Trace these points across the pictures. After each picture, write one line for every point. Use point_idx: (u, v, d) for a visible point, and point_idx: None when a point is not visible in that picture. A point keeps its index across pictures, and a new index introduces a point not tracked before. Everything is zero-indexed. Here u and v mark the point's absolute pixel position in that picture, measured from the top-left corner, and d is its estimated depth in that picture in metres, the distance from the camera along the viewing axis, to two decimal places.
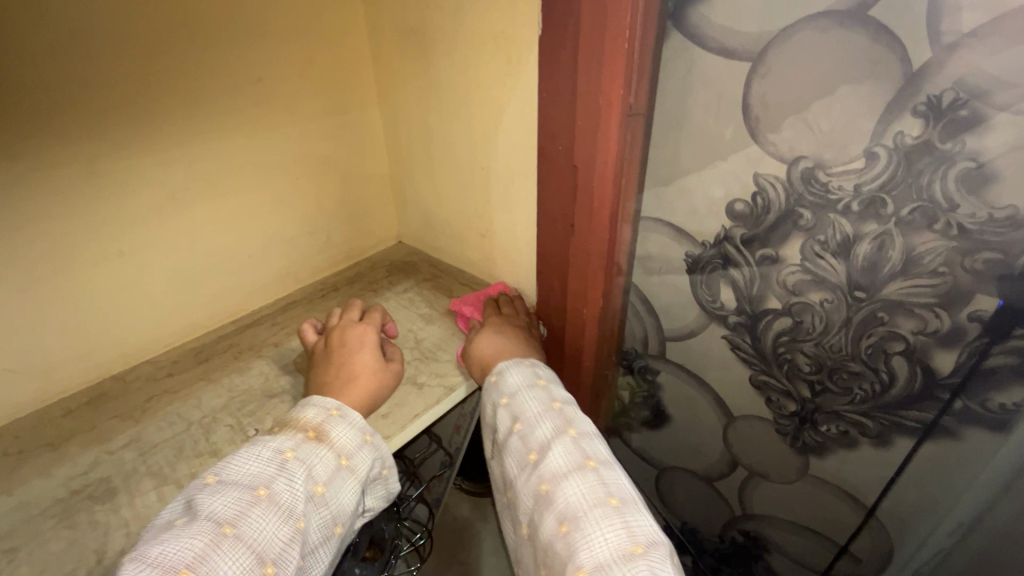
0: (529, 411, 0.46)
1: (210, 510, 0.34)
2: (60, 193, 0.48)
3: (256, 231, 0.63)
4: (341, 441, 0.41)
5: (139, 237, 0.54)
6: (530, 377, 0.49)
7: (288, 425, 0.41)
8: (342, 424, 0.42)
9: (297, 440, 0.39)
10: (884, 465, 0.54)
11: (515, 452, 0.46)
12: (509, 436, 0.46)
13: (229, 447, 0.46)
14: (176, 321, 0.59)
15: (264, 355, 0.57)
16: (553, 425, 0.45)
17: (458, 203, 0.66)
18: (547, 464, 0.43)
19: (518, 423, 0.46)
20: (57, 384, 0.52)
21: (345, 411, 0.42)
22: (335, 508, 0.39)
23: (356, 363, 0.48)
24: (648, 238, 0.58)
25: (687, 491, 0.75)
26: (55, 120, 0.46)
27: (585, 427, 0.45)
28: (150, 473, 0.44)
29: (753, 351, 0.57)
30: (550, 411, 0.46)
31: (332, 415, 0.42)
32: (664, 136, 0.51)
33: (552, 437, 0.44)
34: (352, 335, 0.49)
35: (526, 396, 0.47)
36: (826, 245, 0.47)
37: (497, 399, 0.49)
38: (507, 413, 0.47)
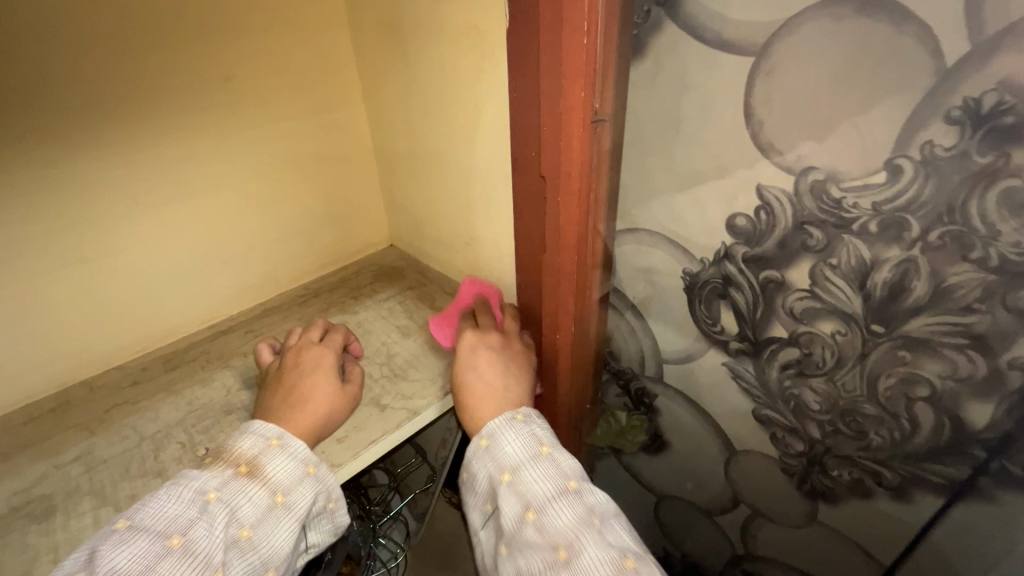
0: (539, 494, 0.43)
1: (111, 565, 0.32)
2: (17, 200, 0.47)
3: (233, 236, 0.60)
4: (277, 476, 0.39)
5: (105, 243, 0.52)
6: (531, 446, 0.45)
7: (221, 457, 0.39)
8: (283, 456, 0.40)
9: (225, 478, 0.38)
10: (903, 521, 0.47)
11: (531, 545, 0.41)
12: (524, 526, 0.42)
13: (175, 467, 0.44)
14: (147, 328, 0.58)
15: (230, 366, 0.55)
16: (573, 511, 0.41)
17: (442, 210, 0.62)
18: (583, 565, 0.38)
19: (531, 509, 0.42)
20: (21, 391, 0.52)
21: (288, 439, 0.41)
22: (265, 552, 0.37)
23: (310, 385, 0.46)
24: (641, 252, 0.52)
25: (688, 522, 0.70)
26: (9, 124, 0.45)
27: (606, 511, 0.42)
28: (93, 493, 0.42)
29: (756, 382, 0.51)
30: (567, 494, 0.42)
31: (271, 446, 0.40)
32: (657, 140, 0.45)
33: (576, 527, 0.40)
34: (307, 357, 0.48)
35: (531, 473, 0.44)
36: (839, 270, 0.41)
37: (499, 475, 0.45)
38: (515, 497, 0.43)
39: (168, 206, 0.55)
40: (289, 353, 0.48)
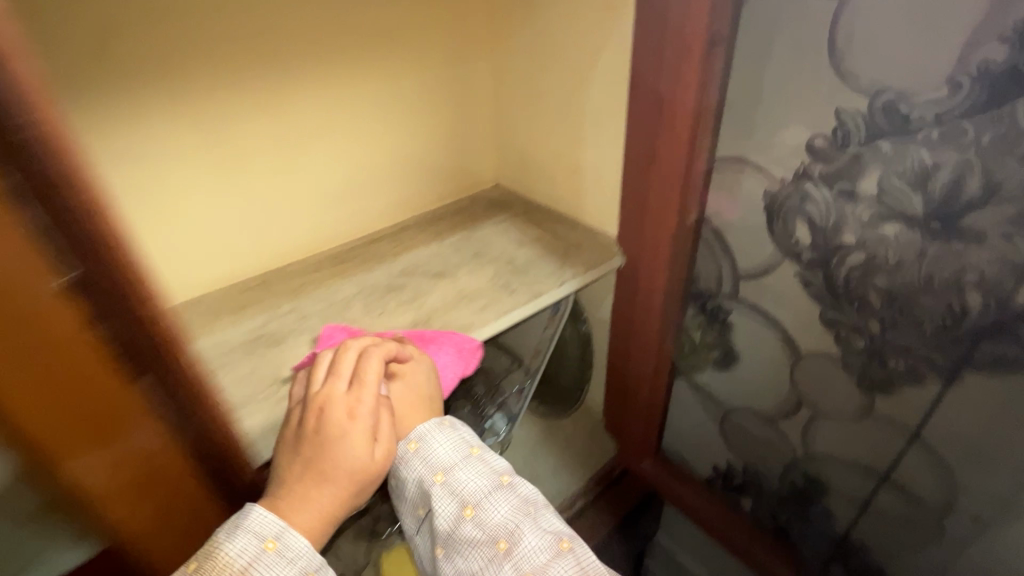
0: (475, 490, 0.46)
1: None
2: (257, 119, 0.62)
3: (386, 163, 0.75)
4: None
5: (304, 159, 0.67)
6: (462, 449, 0.48)
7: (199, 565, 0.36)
8: (275, 564, 0.39)
9: None
10: (953, 404, 0.55)
11: (471, 541, 0.44)
12: (460, 522, 0.45)
13: (364, 318, 0.60)
14: (321, 233, 0.73)
15: (384, 262, 0.70)
16: (508, 502, 0.45)
17: (553, 145, 0.75)
18: (520, 550, 0.43)
19: (469, 506, 0.45)
20: (239, 269, 0.68)
21: (285, 539, 0.40)
22: None
23: (331, 459, 0.43)
24: (729, 177, 0.63)
25: (753, 434, 0.79)
26: (257, 61, 0.60)
27: (536, 499, 0.47)
28: (308, 331, 0.58)
29: (825, 287, 0.60)
30: (499, 488, 0.46)
31: (268, 551, 0.39)
32: (750, 74, 0.56)
33: (512, 517, 0.44)
34: (332, 420, 0.44)
35: (464, 472, 0.47)
36: (904, 177, 0.50)
37: (431, 476, 0.47)
38: (451, 495, 0.46)
39: (347, 133, 0.70)
40: (317, 404, 0.45)
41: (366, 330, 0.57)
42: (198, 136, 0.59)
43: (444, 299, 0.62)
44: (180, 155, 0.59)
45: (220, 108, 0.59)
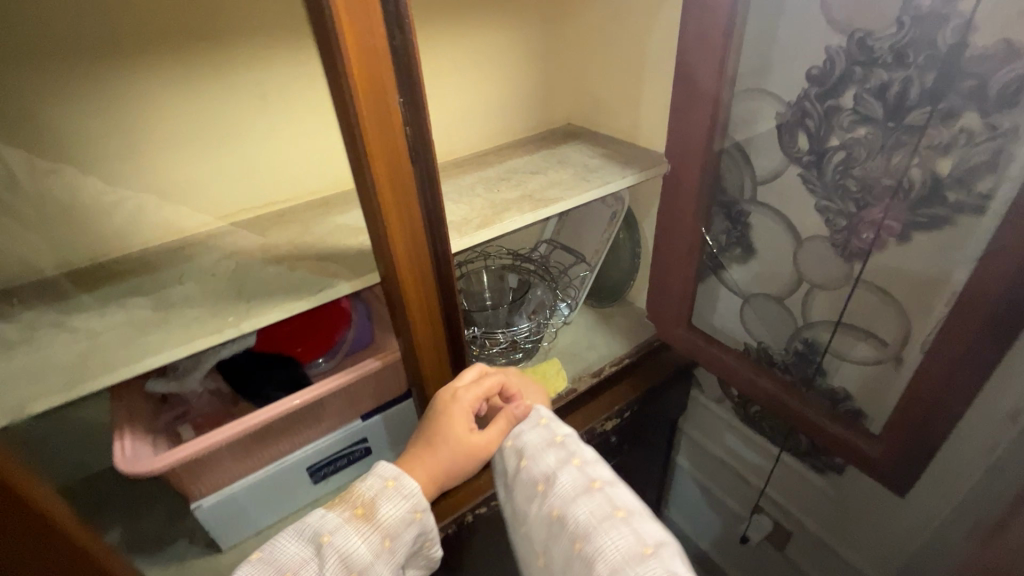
0: (533, 447, 0.67)
1: (282, 560, 0.55)
2: (428, 53, 0.91)
3: (492, 96, 1.02)
4: (386, 517, 0.59)
5: (445, 88, 0.96)
6: (534, 422, 0.70)
7: (352, 494, 0.60)
8: (393, 497, 0.60)
9: (346, 518, 0.58)
10: (905, 260, 0.77)
11: (525, 484, 0.65)
12: (519, 471, 0.66)
13: (486, 193, 0.86)
14: (446, 146, 1.01)
15: (491, 166, 0.96)
16: (557, 455, 0.65)
17: (617, 84, 1.00)
18: (558, 488, 0.61)
19: (525, 459, 0.66)
20: None
21: (400, 479, 0.62)
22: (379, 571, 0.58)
23: (438, 430, 0.68)
24: (751, 103, 0.86)
25: (765, 315, 1.01)
26: (430, 12, 0.89)
27: (586, 456, 0.65)
28: (450, 199, 0.85)
29: (818, 182, 0.83)
30: (552, 449, 0.66)
31: (387, 487, 0.61)
32: (767, 24, 0.80)
33: (557, 466, 0.63)
34: (444, 400, 0.70)
35: (530, 437, 0.68)
36: (870, 91, 0.72)
37: (506, 442, 0.69)
38: (516, 453, 0.67)
39: (473, 71, 0.98)
40: (445, 392, 0.72)
41: (490, 198, 0.84)
42: (438, 35, 0.91)
43: (540, 184, 0.88)
44: (436, 40, 0.91)
45: (459, 18, 0.92)
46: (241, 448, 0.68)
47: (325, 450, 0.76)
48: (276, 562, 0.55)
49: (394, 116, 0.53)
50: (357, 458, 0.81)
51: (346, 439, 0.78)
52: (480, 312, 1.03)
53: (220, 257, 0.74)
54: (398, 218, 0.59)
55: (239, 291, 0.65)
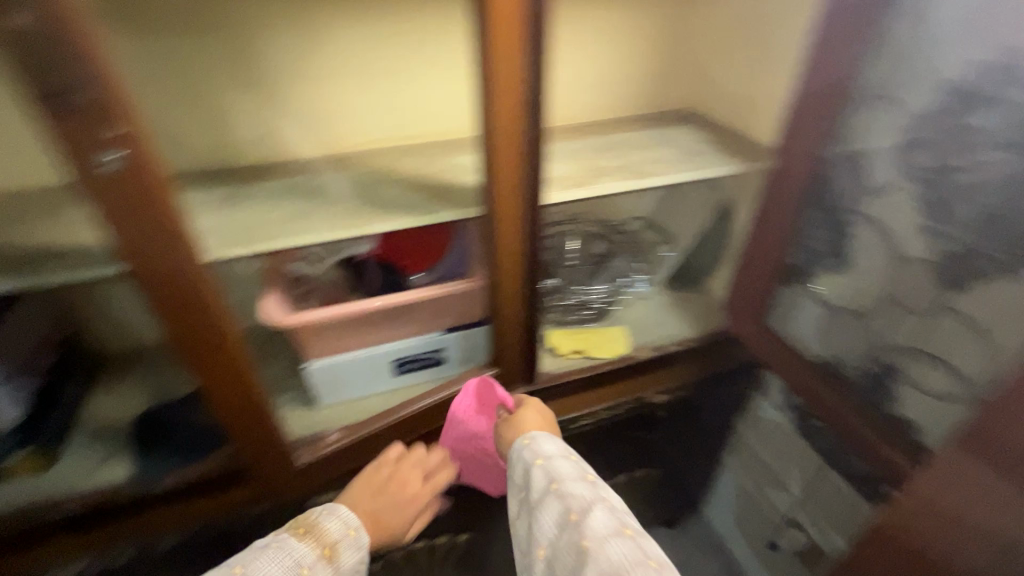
0: (566, 474, 0.68)
1: None
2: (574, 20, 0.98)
3: (623, 68, 1.06)
4: (344, 562, 0.63)
5: (582, 54, 1.02)
6: (565, 454, 0.72)
7: (316, 531, 0.62)
8: (354, 544, 0.64)
9: (314, 555, 0.60)
10: (1005, 296, 0.72)
11: (552, 509, 0.65)
12: (548, 492, 0.67)
13: (593, 159, 0.93)
14: (570, 111, 1.07)
15: (604, 136, 1.02)
16: (588, 490, 0.66)
17: (749, 74, 1.01)
18: (589, 522, 0.61)
19: (557, 483, 0.67)
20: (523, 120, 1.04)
21: (359, 533, 0.66)
22: None
23: (388, 516, 0.74)
24: (878, 111, 0.84)
25: (848, 330, 0.99)
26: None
27: (615, 503, 0.65)
28: (560, 158, 0.93)
29: (932, 201, 0.79)
30: (583, 483, 0.67)
31: (351, 534, 0.65)
32: (917, 30, 0.77)
33: (590, 500, 0.64)
34: (405, 491, 0.78)
35: (562, 465, 0.69)
36: (1005, 114, 0.67)
37: (536, 459, 0.71)
38: (547, 475, 0.68)
39: (610, 43, 1.03)
40: (408, 477, 0.80)
41: (594, 164, 0.91)
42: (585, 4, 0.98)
43: (640, 158, 0.93)
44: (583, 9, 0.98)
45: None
46: (348, 328, 0.85)
47: (408, 349, 0.90)
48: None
49: (519, 73, 0.61)
50: (431, 364, 0.94)
51: (428, 344, 0.91)
52: (566, 264, 1.09)
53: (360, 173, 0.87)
54: (506, 161, 0.67)
55: (368, 202, 0.79)
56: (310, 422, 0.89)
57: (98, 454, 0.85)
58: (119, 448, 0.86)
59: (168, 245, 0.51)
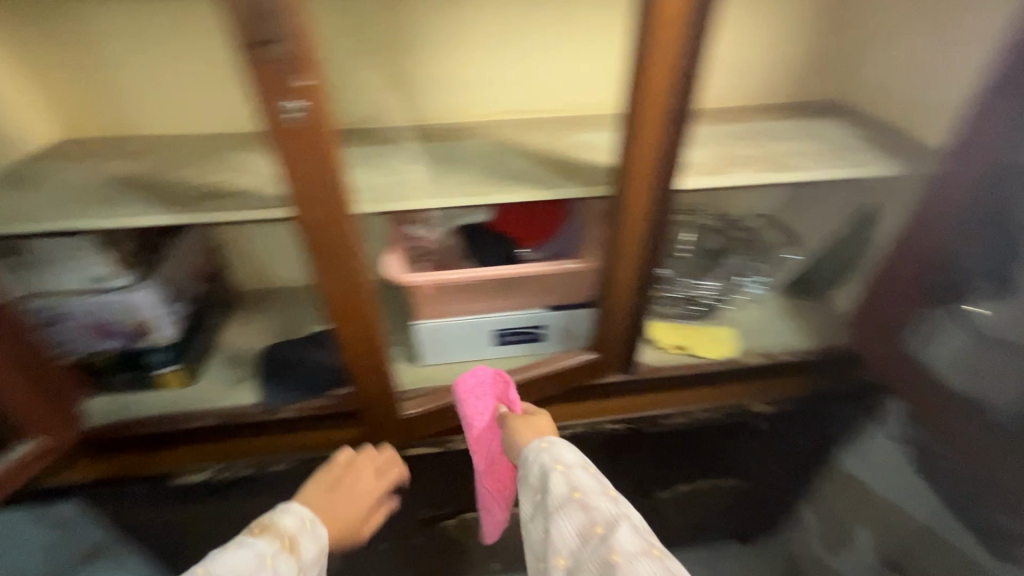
0: (587, 484, 0.57)
1: None
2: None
3: (785, 47, 0.95)
4: (306, 555, 0.54)
5: (741, 29, 0.92)
6: (582, 460, 0.61)
7: (273, 528, 0.54)
8: (315, 535, 0.56)
9: (275, 550, 0.52)
10: None
11: (570, 521, 0.55)
12: (566, 502, 0.56)
13: (734, 144, 0.86)
14: (722, 91, 0.98)
15: (749, 121, 0.94)
16: (611, 503, 0.55)
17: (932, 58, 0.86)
18: (616, 537, 0.51)
19: (578, 491, 0.57)
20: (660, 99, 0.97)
21: (315, 523, 0.58)
22: None
23: (348, 510, 0.66)
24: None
25: (999, 368, 0.84)
26: None
27: (642, 520, 0.55)
28: (700, 139, 0.87)
29: None
30: (607, 495, 0.56)
31: (305, 526, 0.56)
32: None
33: (615, 514, 0.54)
34: (362, 483, 0.70)
35: (580, 474, 0.58)
36: None
37: (552, 463, 0.60)
38: (565, 482, 0.57)
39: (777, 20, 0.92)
40: (359, 475, 0.71)
41: (735, 151, 0.84)
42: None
43: (783, 150, 0.85)
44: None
45: None
46: (461, 293, 0.87)
47: (510, 321, 0.91)
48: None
49: (677, 56, 0.58)
50: (530, 340, 0.95)
51: (530, 319, 0.91)
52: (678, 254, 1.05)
53: (488, 141, 0.87)
54: (647, 147, 0.65)
55: (494, 170, 0.79)
56: (414, 376, 0.94)
57: (229, 375, 0.95)
58: (247, 374, 0.96)
59: (324, 194, 0.53)
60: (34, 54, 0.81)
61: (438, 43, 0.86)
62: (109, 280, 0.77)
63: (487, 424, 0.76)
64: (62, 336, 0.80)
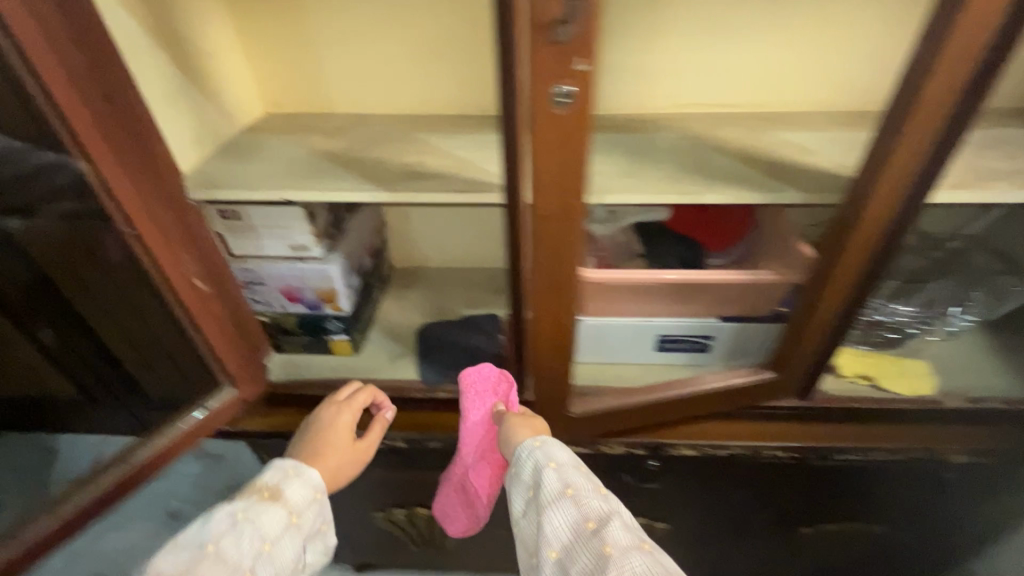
0: (580, 482, 0.60)
1: (189, 550, 0.59)
2: None
3: None
4: (290, 497, 0.67)
5: None
6: (573, 461, 0.64)
7: (254, 486, 0.67)
8: (296, 481, 0.69)
9: (252, 502, 0.65)
10: None
11: (564, 516, 0.58)
12: (559, 498, 0.59)
13: (986, 156, 0.73)
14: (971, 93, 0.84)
15: (997, 129, 0.80)
16: (601, 501, 0.58)
17: None
18: (608, 531, 0.55)
19: (570, 488, 0.60)
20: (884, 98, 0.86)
21: (298, 469, 0.70)
22: (281, 558, 0.64)
23: (327, 441, 0.76)
24: None
25: None
26: None
27: (630, 517, 0.58)
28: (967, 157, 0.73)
29: None
30: (599, 493, 0.60)
31: (286, 475, 0.69)
32: None
33: (606, 511, 0.57)
34: (330, 415, 0.79)
35: (573, 473, 0.61)
36: None
37: (546, 462, 0.63)
38: (559, 481, 0.61)
39: None
40: (326, 410, 0.80)
41: (991, 164, 0.71)
42: None
43: None
44: None
45: None
46: (635, 295, 0.83)
47: (680, 327, 0.86)
48: (226, 560, 0.59)
49: (977, 46, 0.49)
50: (694, 349, 0.89)
51: (702, 328, 0.86)
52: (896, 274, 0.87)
53: (682, 135, 0.81)
54: (907, 150, 0.56)
55: (695, 167, 0.74)
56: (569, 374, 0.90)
57: (388, 348, 0.99)
58: (404, 350, 0.99)
59: (570, 184, 0.50)
60: (256, 31, 0.86)
61: (639, 27, 0.82)
62: (307, 249, 0.82)
63: (480, 420, 0.77)
64: (256, 297, 0.88)
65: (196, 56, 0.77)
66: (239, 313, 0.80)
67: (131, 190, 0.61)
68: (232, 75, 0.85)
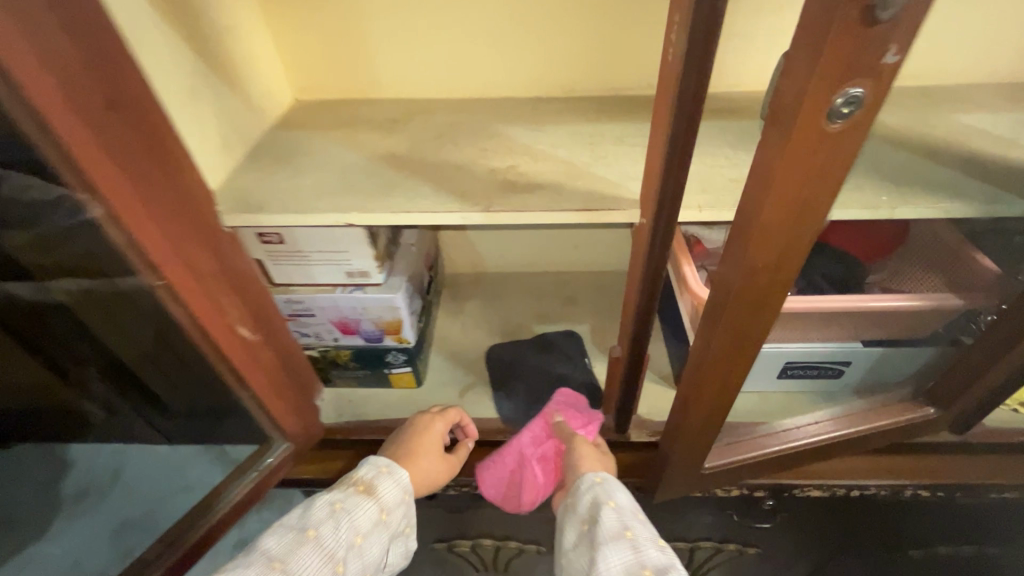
0: (641, 528, 0.49)
1: (279, 537, 0.47)
2: None
3: None
4: (384, 494, 0.55)
5: None
6: (634, 506, 0.53)
7: (348, 479, 0.56)
8: (392, 478, 0.57)
9: (348, 492, 0.53)
10: None
11: (619, 557, 0.47)
12: (615, 539, 0.48)
13: None
14: None
15: None
16: (665, 551, 0.47)
17: None
18: None
19: (630, 530, 0.49)
20: None
21: (392, 470, 0.58)
22: (371, 558, 0.51)
23: (417, 450, 0.65)
24: None
25: None
26: None
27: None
28: None
29: None
30: (660, 543, 0.49)
31: (381, 472, 0.57)
32: None
33: (670, 563, 0.46)
34: (425, 421, 0.69)
35: (633, 519, 0.51)
36: None
37: (606, 501, 0.53)
38: (618, 520, 0.50)
39: None
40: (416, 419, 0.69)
41: None
42: None
43: None
44: None
45: None
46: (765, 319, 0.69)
47: (815, 353, 0.72)
48: (323, 548, 0.47)
49: None
50: (825, 375, 0.75)
51: (841, 354, 0.71)
52: None
53: None
54: None
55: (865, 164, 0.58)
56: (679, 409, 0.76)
57: (453, 376, 0.85)
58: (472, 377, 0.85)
59: (797, 238, 0.35)
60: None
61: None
62: (369, 275, 0.67)
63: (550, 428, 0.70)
64: (303, 331, 0.73)
65: (221, 39, 0.60)
66: (293, 359, 0.67)
67: (168, 246, 0.46)
68: (258, 57, 0.68)
